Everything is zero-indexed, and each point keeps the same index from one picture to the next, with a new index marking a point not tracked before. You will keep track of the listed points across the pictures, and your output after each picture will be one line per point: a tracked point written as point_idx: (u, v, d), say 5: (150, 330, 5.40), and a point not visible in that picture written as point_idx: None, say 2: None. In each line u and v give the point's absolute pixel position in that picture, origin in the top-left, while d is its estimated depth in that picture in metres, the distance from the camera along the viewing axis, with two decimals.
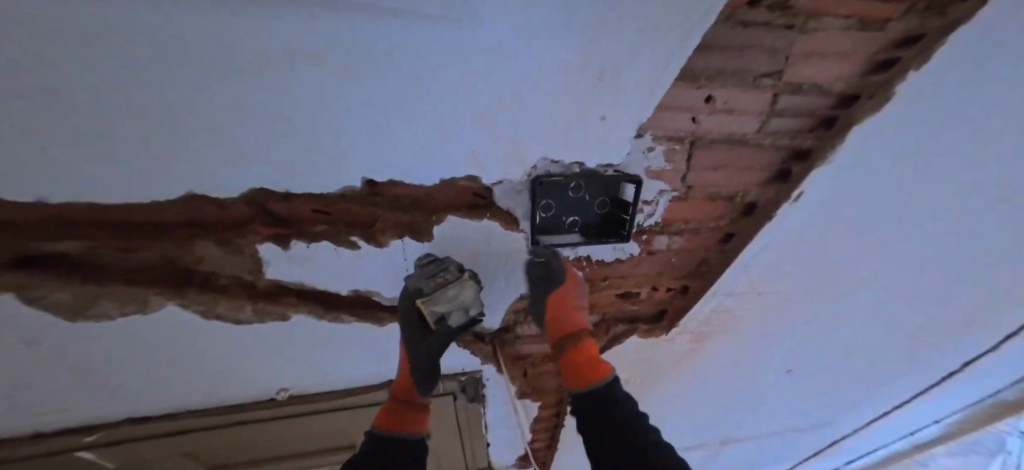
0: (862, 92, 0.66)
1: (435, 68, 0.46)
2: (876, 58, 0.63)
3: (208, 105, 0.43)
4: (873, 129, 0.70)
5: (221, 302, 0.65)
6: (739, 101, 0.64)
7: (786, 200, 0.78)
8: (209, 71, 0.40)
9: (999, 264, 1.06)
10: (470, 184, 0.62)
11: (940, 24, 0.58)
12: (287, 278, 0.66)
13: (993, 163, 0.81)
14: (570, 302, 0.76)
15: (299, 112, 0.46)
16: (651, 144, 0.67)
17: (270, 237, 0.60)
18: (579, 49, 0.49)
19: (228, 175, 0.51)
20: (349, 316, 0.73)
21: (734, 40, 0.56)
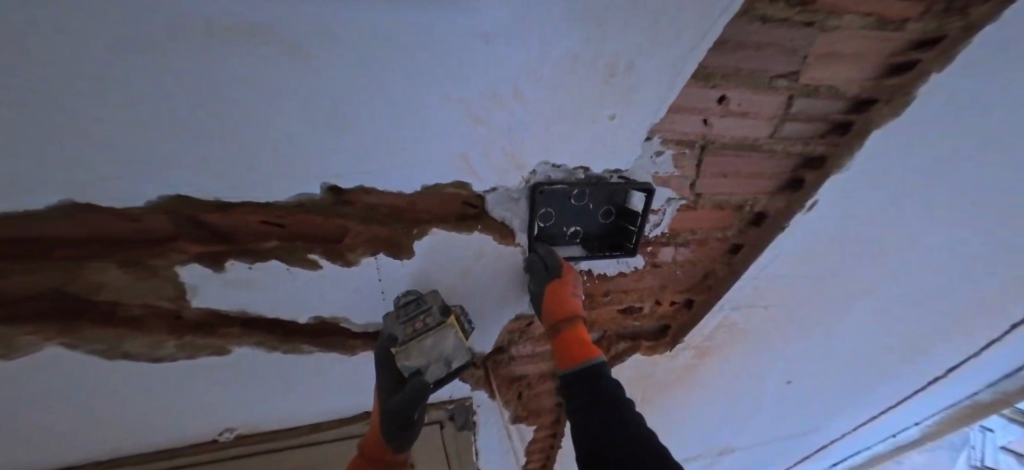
0: (879, 95, 0.61)
1: (399, 57, 0.39)
2: (891, 61, 0.58)
3: (125, 97, 0.33)
4: (890, 135, 0.65)
5: (126, 340, 0.53)
6: (754, 103, 0.58)
7: (798, 210, 0.73)
8: (89, 53, 0.30)
9: (996, 270, 1.05)
10: (459, 191, 0.56)
11: (961, 25, 0.53)
12: (222, 306, 0.55)
13: (1002, 170, 0.77)
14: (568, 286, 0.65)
15: (227, 107, 0.37)
16: (659, 148, 0.61)
17: (197, 257, 0.50)
18: (574, 38, 0.43)
19: (136, 179, 0.40)
20: (309, 346, 0.64)
21: (750, 37, 0.50)
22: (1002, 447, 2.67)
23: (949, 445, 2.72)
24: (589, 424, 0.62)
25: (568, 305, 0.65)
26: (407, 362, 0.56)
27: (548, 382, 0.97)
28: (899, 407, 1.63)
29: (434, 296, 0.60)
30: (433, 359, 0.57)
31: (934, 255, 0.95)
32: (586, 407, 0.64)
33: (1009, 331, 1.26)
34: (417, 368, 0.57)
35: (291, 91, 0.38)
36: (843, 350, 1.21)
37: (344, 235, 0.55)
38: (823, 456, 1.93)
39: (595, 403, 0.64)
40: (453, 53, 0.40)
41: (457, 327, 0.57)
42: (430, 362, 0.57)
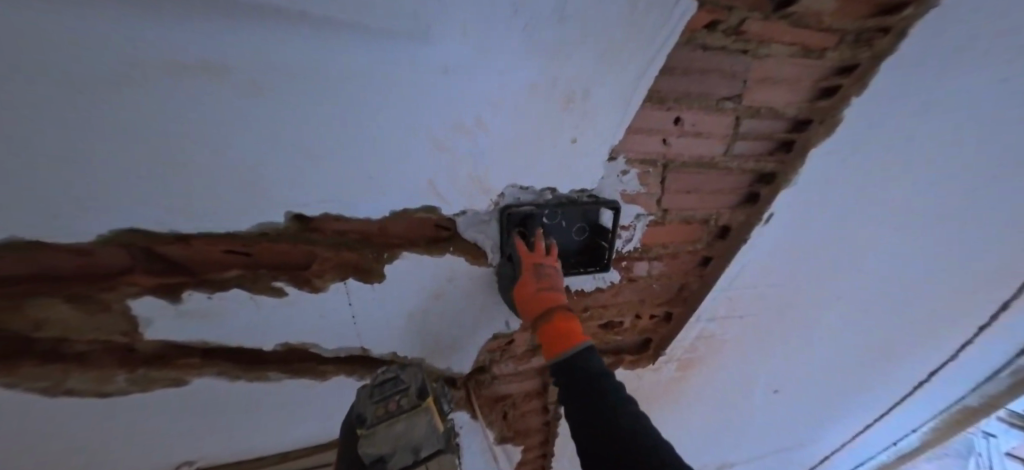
0: (813, 117, 0.65)
1: (348, 92, 0.42)
2: (823, 85, 0.61)
3: (79, 123, 0.35)
4: (831, 150, 0.69)
5: (71, 375, 0.53)
6: (707, 124, 0.62)
7: (758, 221, 0.76)
8: (53, 88, 0.33)
9: (959, 274, 1.08)
10: (429, 215, 0.58)
11: (871, 55, 0.58)
12: (179, 337, 0.56)
13: (944, 179, 0.82)
14: (539, 275, 0.62)
15: (184, 139, 0.39)
16: (624, 168, 0.63)
17: (154, 289, 0.51)
18: (518, 69, 0.46)
19: (91, 216, 0.41)
20: (276, 373, 0.64)
21: (695, 64, 0.54)
22: (1004, 453, 2.63)
23: (957, 453, 2.70)
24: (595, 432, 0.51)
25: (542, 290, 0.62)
26: (370, 448, 0.54)
27: (533, 401, 0.97)
28: (890, 414, 1.63)
29: (411, 373, 0.63)
30: (400, 446, 0.54)
31: (897, 262, 0.98)
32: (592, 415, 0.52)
33: (976, 333, 1.30)
34: (381, 456, 0.54)
35: (248, 122, 0.40)
36: (821, 358, 1.22)
37: (313, 262, 0.57)
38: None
39: (599, 407, 0.53)
40: (403, 86, 0.43)
41: (434, 411, 0.58)
42: (395, 451, 0.54)
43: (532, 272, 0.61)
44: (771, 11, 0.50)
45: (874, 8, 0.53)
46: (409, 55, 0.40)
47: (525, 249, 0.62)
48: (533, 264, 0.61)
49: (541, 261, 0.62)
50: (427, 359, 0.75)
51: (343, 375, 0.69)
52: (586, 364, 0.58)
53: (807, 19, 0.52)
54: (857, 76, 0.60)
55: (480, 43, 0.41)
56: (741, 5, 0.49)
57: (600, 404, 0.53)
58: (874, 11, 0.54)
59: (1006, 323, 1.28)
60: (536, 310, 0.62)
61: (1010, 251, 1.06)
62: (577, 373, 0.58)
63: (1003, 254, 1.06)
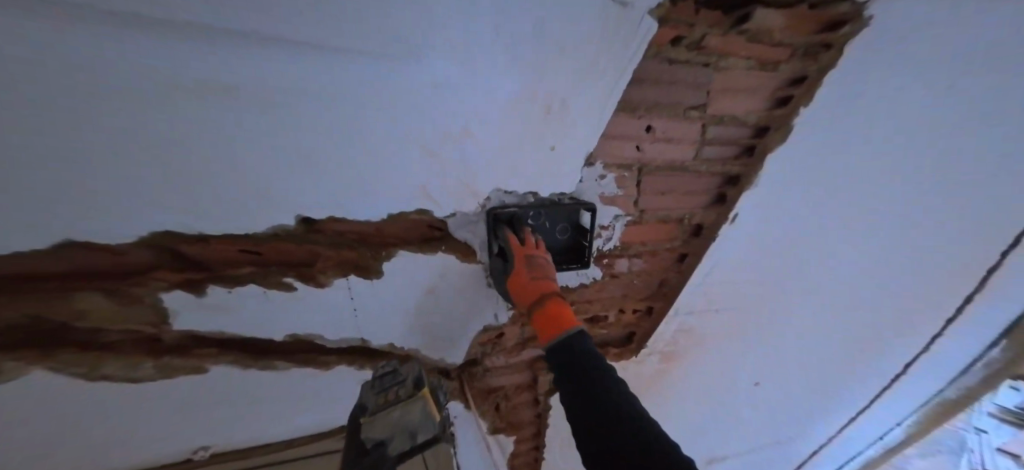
0: (771, 124, 0.71)
1: (353, 103, 0.48)
2: (778, 93, 0.68)
3: (119, 137, 0.42)
4: (788, 155, 0.74)
5: (105, 362, 0.58)
6: (676, 131, 0.68)
7: (725, 221, 0.82)
8: (111, 104, 0.40)
9: (927, 268, 1.15)
10: (422, 217, 0.63)
11: (817, 68, 0.65)
12: (201, 328, 0.61)
13: (905, 179, 0.88)
14: (531, 266, 0.66)
15: (213, 146, 0.46)
16: (602, 172, 0.69)
17: (178, 284, 0.55)
18: (503, 82, 0.51)
19: (129, 215, 0.48)
20: (284, 363, 0.69)
21: (663, 76, 0.60)
22: (996, 449, 2.58)
23: (949, 450, 2.69)
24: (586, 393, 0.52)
25: (533, 279, 0.66)
26: (370, 433, 0.58)
27: (524, 393, 1.02)
28: (873, 406, 1.69)
29: (409, 367, 0.69)
30: (398, 431, 0.58)
31: (866, 257, 1.04)
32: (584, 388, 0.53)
33: (947, 324, 1.36)
34: (381, 440, 0.57)
35: (261, 132, 0.47)
36: (800, 350, 1.28)
37: (315, 260, 0.61)
38: (810, 462, 1.95)
39: (590, 379, 0.54)
40: (396, 101, 0.49)
41: (429, 399, 0.62)
42: (394, 435, 0.57)
43: (523, 263, 0.66)
44: (729, 27, 0.56)
45: (818, 25, 0.60)
46: (400, 75, 0.47)
47: (516, 243, 0.67)
48: (525, 256, 0.67)
49: (532, 252, 0.67)
50: (423, 350, 0.80)
51: (345, 366, 0.74)
52: (580, 344, 0.60)
53: (761, 35, 0.59)
54: (807, 86, 0.66)
55: (465, 60, 0.48)
56: (700, 23, 0.55)
57: (591, 376, 0.54)
58: (818, 28, 0.60)
59: (975, 315, 1.34)
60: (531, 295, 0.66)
61: (974, 247, 1.12)
62: (569, 351, 0.60)
63: (967, 249, 1.13)
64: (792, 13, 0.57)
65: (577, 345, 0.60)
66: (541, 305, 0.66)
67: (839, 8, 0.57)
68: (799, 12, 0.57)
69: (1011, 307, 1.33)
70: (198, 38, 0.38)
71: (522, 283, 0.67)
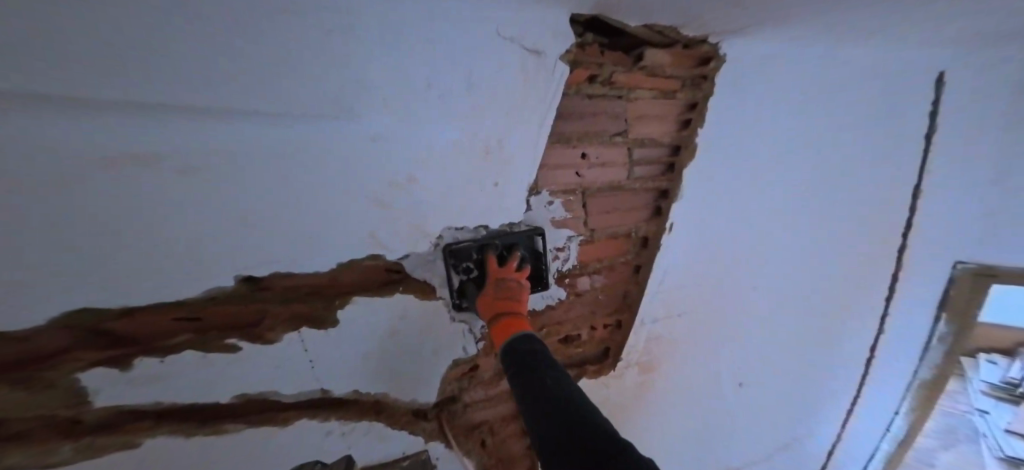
0: (681, 143, 0.79)
1: (291, 162, 0.51)
2: (679, 117, 0.76)
3: (21, 225, 0.41)
4: (708, 165, 0.82)
5: (14, 452, 0.54)
6: (607, 156, 0.74)
7: (665, 231, 0.87)
8: (30, 185, 0.40)
9: (859, 250, 1.26)
10: (377, 262, 0.66)
11: (704, 94, 0.74)
12: (123, 402, 0.58)
13: (810, 172, 1.00)
14: (504, 286, 0.70)
15: (137, 221, 0.46)
16: (550, 199, 0.74)
17: (99, 361, 0.54)
18: (433, 128, 0.57)
19: (46, 294, 0.46)
20: (234, 425, 0.67)
21: (586, 108, 0.68)
22: (1005, 431, 2.52)
23: (966, 437, 2.65)
24: (539, 384, 0.55)
25: (500, 298, 0.69)
26: None
27: (510, 424, 1.02)
28: (864, 396, 1.70)
29: None
30: None
31: (803, 247, 1.13)
32: (530, 380, 0.56)
33: (888, 305, 1.45)
34: None
35: (185, 201, 0.47)
36: (769, 347, 1.32)
37: (263, 317, 0.63)
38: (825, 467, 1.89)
39: (533, 369, 0.58)
40: (326, 158, 0.53)
41: None
42: None
43: (495, 284, 0.71)
44: (631, 65, 0.66)
45: (696, 60, 0.70)
46: (336, 132, 0.52)
47: (495, 266, 0.71)
48: (498, 278, 0.71)
49: (507, 276, 0.71)
50: (391, 394, 0.80)
51: (307, 419, 0.73)
52: (527, 342, 0.63)
53: (656, 71, 0.69)
54: (699, 112, 0.76)
55: (397, 113, 0.54)
56: (608, 63, 0.64)
57: (535, 368, 0.58)
58: (695, 63, 0.71)
59: (909, 290, 1.44)
60: (494, 310, 0.68)
61: (887, 226, 1.26)
62: (517, 351, 0.62)
63: (883, 228, 1.26)
64: (673, 52, 0.68)
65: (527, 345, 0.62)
66: (500, 320, 0.67)
67: (704, 47, 0.69)
68: (677, 51, 0.68)
69: (934, 279, 1.46)
70: (129, 118, 0.41)
71: (489, 301, 0.69)
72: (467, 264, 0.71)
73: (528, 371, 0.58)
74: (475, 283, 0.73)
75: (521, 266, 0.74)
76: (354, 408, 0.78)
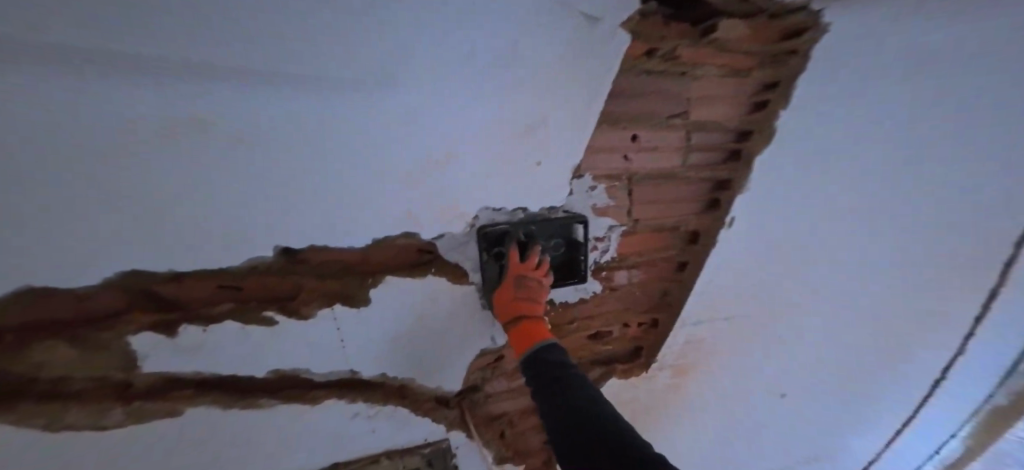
0: (751, 127, 0.70)
1: (329, 131, 0.48)
2: (753, 98, 0.68)
3: (70, 187, 0.42)
4: (784, 154, 0.73)
5: (70, 412, 0.56)
6: (661, 139, 0.67)
7: (722, 224, 0.79)
8: (89, 146, 0.40)
9: (953, 263, 1.10)
10: (410, 240, 0.63)
11: (788, 72, 0.64)
12: (172, 368, 0.60)
13: (911, 172, 0.86)
14: (522, 285, 0.67)
15: (183, 187, 0.46)
16: (592, 183, 0.68)
17: (150, 325, 0.56)
18: (479, 102, 0.52)
19: (102, 253, 0.47)
20: (269, 399, 0.68)
21: (643, 86, 0.61)
22: None
23: None
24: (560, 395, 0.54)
25: (517, 297, 0.67)
26: None
27: (531, 418, 0.98)
28: (921, 417, 1.56)
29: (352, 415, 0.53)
30: None
31: (885, 254, 1.00)
32: (552, 390, 0.55)
33: (974, 324, 1.29)
34: None
35: (213, 169, 0.46)
36: (819, 356, 1.22)
37: (300, 291, 0.62)
38: None
39: (555, 381, 0.57)
40: (360, 130, 0.49)
41: None
42: None
43: (514, 281, 0.67)
44: (698, 38, 0.58)
45: (778, 33, 0.60)
46: (369, 104, 0.48)
47: (515, 260, 0.67)
48: (517, 275, 0.67)
49: (528, 273, 0.67)
50: (417, 380, 0.78)
51: (336, 399, 0.73)
52: (550, 352, 0.62)
53: (731, 45, 0.59)
54: (781, 91, 0.66)
55: (434, 85, 0.49)
56: (671, 35, 0.56)
57: (557, 379, 0.57)
58: (780, 37, 0.61)
59: (999, 310, 1.27)
60: (512, 312, 0.67)
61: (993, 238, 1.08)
62: (540, 361, 0.61)
63: (991, 240, 1.08)
64: (753, 24, 0.58)
65: (548, 354, 0.61)
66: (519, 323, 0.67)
67: (798, 16, 0.57)
68: (760, 23, 0.58)
69: None
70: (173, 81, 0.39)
71: (506, 299, 0.67)
72: (500, 251, 0.67)
73: (551, 381, 0.57)
74: (492, 276, 0.69)
75: (541, 261, 0.70)
76: (381, 391, 0.77)
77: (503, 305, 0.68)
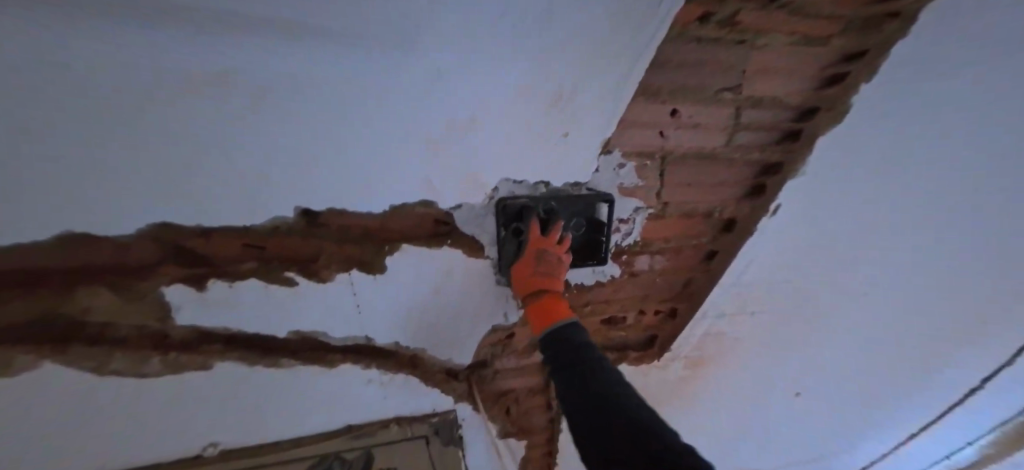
0: (820, 104, 0.66)
1: (350, 90, 0.45)
2: (829, 71, 0.63)
3: (99, 139, 0.40)
4: (844, 136, 0.71)
5: (116, 356, 0.59)
6: (704, 115, 0.62)
7: (764, 214, 0.78)
8: (114, 97, 0.38)
9: (1004, 268, 1.03)
10: (427, 210, 0.60)
11: (880, 40, 0.60)
12: (206, 322, 0.62)
13: (959, 165, 0.81)
14: (542, 260, 0.64)
15: (206, 143, 0.44)
16: (621, 161, 0.64)
17: (181, 278, 0.57)
18: (512, 67, 0.48)
19: (131, 208, 0.46)
20: (289, 360, 0.69)
21: (689, 56, 0.54)
22: None
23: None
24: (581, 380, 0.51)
25: (536, 273, 0.64)
26: None
27: (536, 396, 0.97)
28: (944, 426, 1.49)
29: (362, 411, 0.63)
30: None
31: (924, 252, 0.95)
32: (571, 376, 0.52)
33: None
34: None
35: (233, 125, 0.44)
36: (845, 356, 1.17)
37: (319, 255, 0.61)
38: None
39: (574, 366, 0.53)
40: (381, 92, 0.46)
41: None
42: None
43: (534, 255, 0.64)
44: (767, 2, 0.50)
45: None
46: (392, 64, 0.43)
47: (535, 234, 0.64)
48: (538, 250, 0.64)
49: (548, 248, 0.64)
50: (428, 351, 0.78)
51: (351, 364, 0.74)
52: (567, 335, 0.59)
53: (808, 9, 0.52)
54: (864, 62, 0.62)
55: (465, 45, 0.44)
56: None
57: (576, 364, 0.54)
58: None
59: None
60: (528, 288, 0.64)
61: None
62: (559, 342, 0.58)
63: None
64: None
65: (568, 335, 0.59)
66: (537, 299, 0.64)
67: None
68: None
69: None
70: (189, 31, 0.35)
71: (524, 275, 0.65)
72: (517, 226, 0.64)
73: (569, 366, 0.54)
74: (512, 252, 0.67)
75: (563, 236, 0.67)
76: (393, 360, 0.77)
77: (522, 281, 0.65)
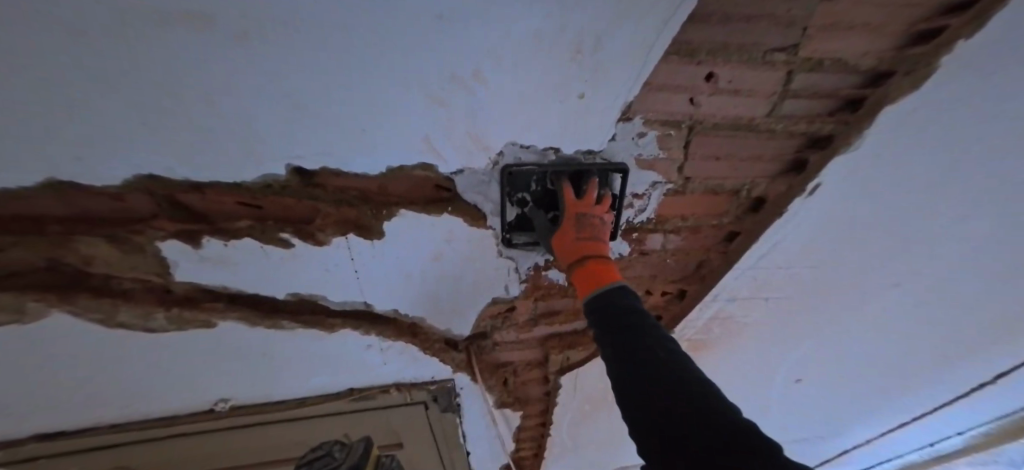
0: (899, 68, 0.59)
1: (352, 35, 0.40)
2: (922, 27, 0.55)
3: (74, 79, 0.37)
4: (905, 110, 0.64)
5: (120, 310, 0.58)
6: (747, 80, 0.56)
7: (800, 193, 0.73)
8: (83, 34, 0.34)
9: None
10: (427, 175, 0.57)
11: None
12: (204, 280, 0.60)
13: (1011, 153, 0.75)
14: (583, 224, 0.59)
15: (194, 88, 0.40)
16: (642, 129, 0.58)
17: (175, 234, 0.54)
18: (537, 14, 0.42)
19: (119, 156, 0.44)
20: (289, 323, 0.68)
21: (743, 8, 0.47)
22: None
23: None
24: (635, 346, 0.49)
25: (576, 238, 0.60)
26: None
27: (534, 370, 0.97)
28: (938, 421, 1.48)
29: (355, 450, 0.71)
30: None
31: (955, 246, 0.90)
32: (626, 342, 0.50)
33: None
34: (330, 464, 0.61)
35: (221, 68, 0.39)
36: (854, 348, 1.13)
37: (315, 217, 0.58)
38: None
39: (628, 332, 0.51)
40: (384, 37, 0.41)
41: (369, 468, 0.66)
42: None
43: (573, 220, 0.60)
44: None
45: None
46: (400, 6, 0.38)
47: (571, 198, 0.60)
48: (577, 215, 0.59)
49: (587, 211, 0.60)
50: (427, 320, 0.77)
51: (350, 329, 0.73)
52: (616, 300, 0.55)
53: None
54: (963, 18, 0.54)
55: None
56: None
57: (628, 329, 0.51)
58: None
59: None
60: (570, 255, 0.61)
61: None
62: (608, 307, 0.55)
63: None
64: None
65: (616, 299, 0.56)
66: (583, 264, 0.60)
67: None
68: None
69: None
70: None
71: (564, 242, 0.61)
72: (521, 197, 0.62)
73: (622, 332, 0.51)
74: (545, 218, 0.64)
75: (601, 195, 0.63)
76: (392, 327, 0.76)
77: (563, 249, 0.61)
